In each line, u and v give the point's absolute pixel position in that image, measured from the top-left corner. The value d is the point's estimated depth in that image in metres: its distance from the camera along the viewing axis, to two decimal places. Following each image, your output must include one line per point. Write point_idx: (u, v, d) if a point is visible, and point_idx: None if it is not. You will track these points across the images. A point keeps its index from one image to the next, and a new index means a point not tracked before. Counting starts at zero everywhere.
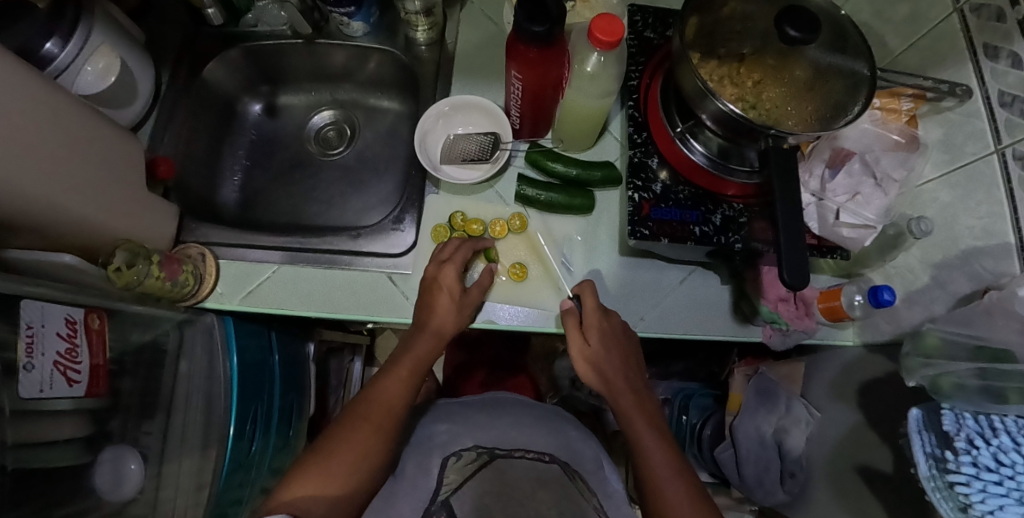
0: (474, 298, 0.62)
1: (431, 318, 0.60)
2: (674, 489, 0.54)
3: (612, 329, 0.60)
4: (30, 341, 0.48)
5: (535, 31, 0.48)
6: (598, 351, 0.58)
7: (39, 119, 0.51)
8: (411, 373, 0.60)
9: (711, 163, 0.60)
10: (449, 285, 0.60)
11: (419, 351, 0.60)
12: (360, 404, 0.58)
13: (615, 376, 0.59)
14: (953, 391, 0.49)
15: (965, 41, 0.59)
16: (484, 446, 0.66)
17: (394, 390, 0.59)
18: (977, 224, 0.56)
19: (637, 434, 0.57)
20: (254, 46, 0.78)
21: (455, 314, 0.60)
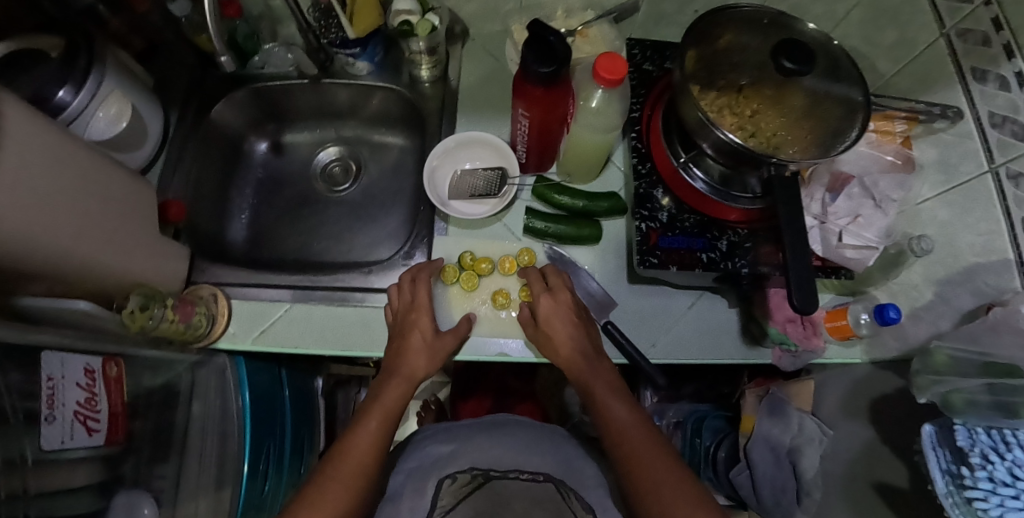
0: (451, 341, 0.63)
1: (402, 362, 0.60)
2: (661, 471, 0.49)
3: (561, 305, 0.63)
4: (51, 394, 0.48)
5: (545, 70, 0.49)
6: (551, 327, 0.62)
7: (58, 167, 0.52)
8: (383, 421, 0.56)
9: (712, 190, 0.62)
10: (422, 335, 0.62)
11: (390, 396, 0.58)
12: (332, 459, 0.52)
13: (570, 350, 0.61)
14: (966, 408, 0.51)
15: (953, 64, 0.61)
16: (478, 468, 0.61)
17: (366, 440, 0.54)
18: (977, 241, 0.57)
19: (605, 407, 0.56)
20: (261, 87, 0.80)
21: (431, 360, 0.61)
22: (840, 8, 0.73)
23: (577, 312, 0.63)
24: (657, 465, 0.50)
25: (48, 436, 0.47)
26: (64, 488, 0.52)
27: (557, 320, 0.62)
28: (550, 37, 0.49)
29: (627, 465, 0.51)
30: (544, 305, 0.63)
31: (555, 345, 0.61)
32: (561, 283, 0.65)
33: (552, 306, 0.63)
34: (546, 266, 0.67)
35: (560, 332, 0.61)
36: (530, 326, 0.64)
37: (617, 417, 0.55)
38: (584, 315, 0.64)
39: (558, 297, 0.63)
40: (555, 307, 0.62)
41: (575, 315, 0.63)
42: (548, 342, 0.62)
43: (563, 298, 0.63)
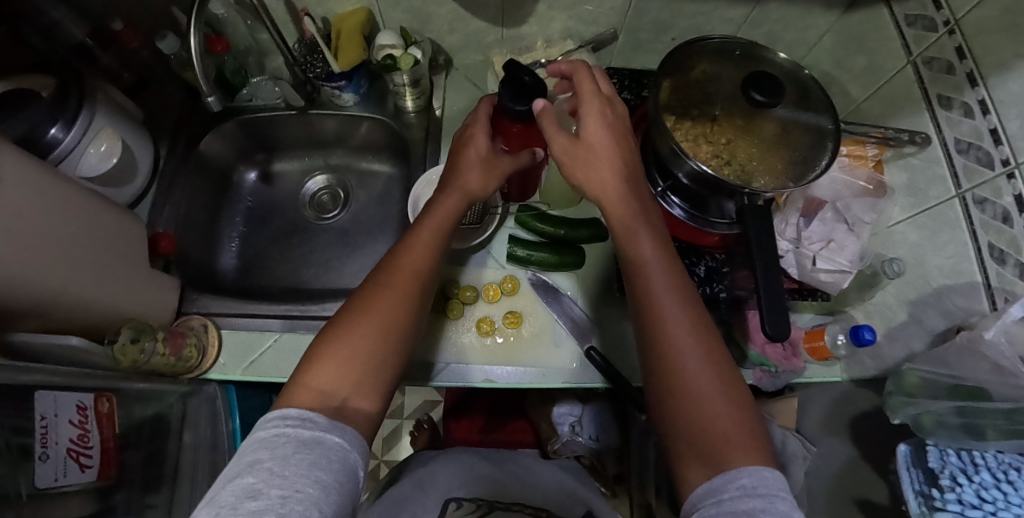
0: (505, 168, 0.57)
1: (457, 176, 0.56)
2: (707, 386, 0.43)
3: (614, 120, 0.50)
4: (44, 432, 0.49)
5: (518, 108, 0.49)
6: (592, 133, 0.48)
7: (50, 210, 0.53)
8: (434, 233, 0.53)
9: (690, 216, 0.64)
10: (475, 156, 0.56)
11: (444, 210, 0.54)
12: (382, 269, 0.51)
13: (621, 191, 0.49)
14: (936, 428, 0.54)
15: (920, 91, 0.63)
16: (483, 498, 0.71)
17: (418, 255, 0.51)
18: (946, 263, 0.59)
19: (656, 295, 0.46)
20: (250, 118, 0.81)
21: (489, 180, 0.57)
22: (812, 34, 0.76)
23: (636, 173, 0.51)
24: (708, 373, 0.43)
25: (42, 474, 0.49)
26: None
27: (600, 127, 0.49)
28: (524, 76, 0.48)
29: (665, 366, 0.44)
30: (592, 131, 0.48)
31: (601, 183, 0.49)
32: (621, 115, 0.51)
33: (601, 112, 0.49)
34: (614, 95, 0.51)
35: (602, 138, 0.49)
36: (580, 160, 0.49)
37: (670, 305, 0.45)
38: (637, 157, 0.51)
39: (612, 122, 0.49)
40: (607, 120, 0.49)
41: (631, 161, 0.50)
42: (587, 161, 0.49)
43: (616, 129, 0.49)
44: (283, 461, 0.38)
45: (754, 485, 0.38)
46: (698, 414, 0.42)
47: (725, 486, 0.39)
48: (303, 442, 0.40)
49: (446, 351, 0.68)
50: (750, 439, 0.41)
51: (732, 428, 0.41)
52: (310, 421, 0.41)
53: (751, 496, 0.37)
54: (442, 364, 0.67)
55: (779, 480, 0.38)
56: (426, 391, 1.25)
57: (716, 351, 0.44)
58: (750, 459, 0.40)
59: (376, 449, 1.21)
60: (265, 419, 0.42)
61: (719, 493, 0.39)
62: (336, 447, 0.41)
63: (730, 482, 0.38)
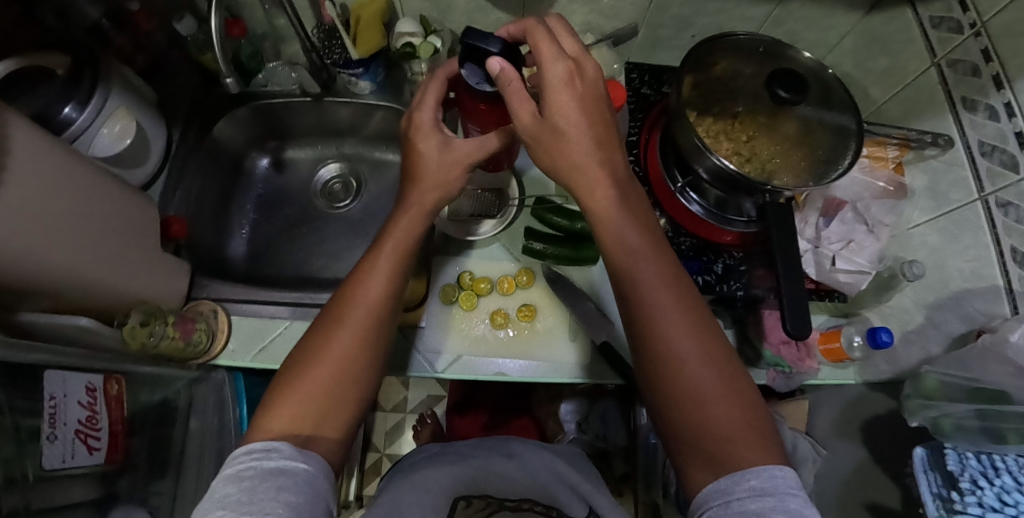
0: (469, 156, 0.50)
1: (415, 189, 0.50)
2: (711, 386, 0.42)
3: (585, 88, 0.45)
4: (53, 412, 0.48)
5: (489, 89, 0.50)
6: (559, 108, 0.44)
7: (65, 189, 0.53)
8: (394, 254, 0.48)
9: (709, 213, 0.64)
10: (429, 159, 0.49)
11: (399, 230, 0.49)
12: (337, 302, 0.47)
13: (593, 172, 0.46)
14: (953, 432, 0.53)
15: (944, 93, 0.62)
16: (493, 496, 0.65)
17: (375, 282, 0.47)
18: (966, 267, 0.58)
19: (643, 294, 0.44)
20: (264, 104, 0.80)
21: (449, 173, 0.50)
22: (833, 35, 0.75)
23: (614, 155, 0.47)
24: (708, 373, 0.42)
25: (48, 456, 0.48)
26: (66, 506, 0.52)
27: (569, 100, 0.44)
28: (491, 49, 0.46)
29: (665, 367, 0.43)
30: (561, 106, 0.44)
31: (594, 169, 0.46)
32: (592, 77, 0.45)
33: (568, 78, 0.44)
34: (579, 55, 0.46)
35: (569, 112, 0.44)
36: (553, 142, 0.45)
37: (661, 305, 0.44)
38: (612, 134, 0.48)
39: (581, 91, 0.44)
40: (577, 91, 0.44)
41: (604, 139, 0.46)
42: (557, 138, 0.45)
43: (587, 98, 0.44)
44: (250, 491, 0.37)
45: (763, 486, 0.37)
46: (695, 416, 0.42)
47: (732, 489, 0.38)
48: (270, 472, 0.38)
49: (459, 343, 0.67)
50: (757, 434, 0.41)
51: (737, 424, 0.41)
52: (276, 451, 0.40)
53: (772, 500, 0.36)
54: (455, 356, 0.67)
55: (789, 477, 0.38)
56: (430, 385, 1.24)
57: (715, 343, 0.44)
58: (759, 457, 0.39)
59: (377, 442, 1.20)
60: (233, 455, 0.40)
61: (726, 496, 0.38)
62: (305, 472, 0.39)
63: (737, 484, 0.38)
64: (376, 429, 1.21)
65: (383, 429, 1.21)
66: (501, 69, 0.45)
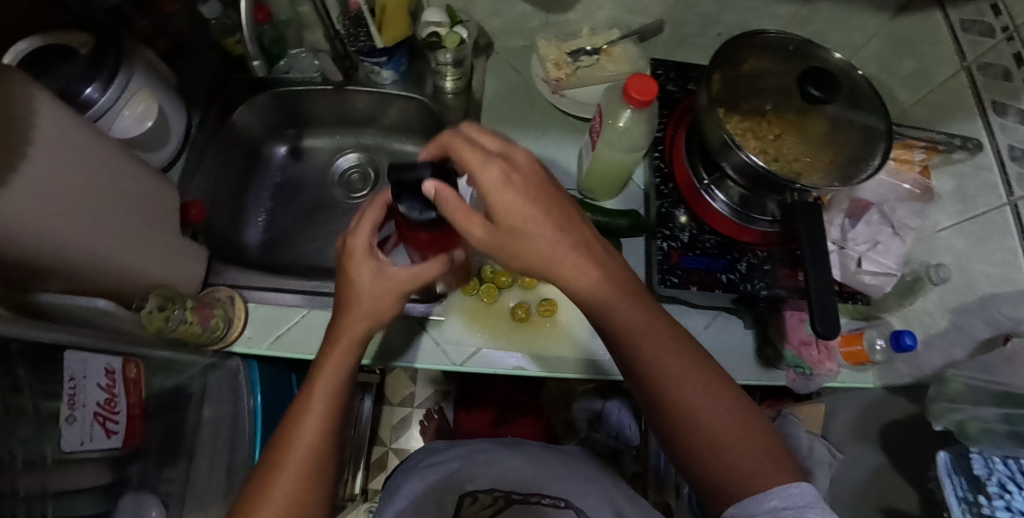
0: (404, 284, 0.46)
1: (348, 311, 0.47)
2: (722, 424, 0.43)
3: (525, 181, 0.42)
4: (73, 395, 0.48)
5: (431, 216, 0.44)
6: (514, 211, 0.41)
7: (87, 167, 0.52)
8: (347, 355, 0.47)
9: (732, 211, 0.63)
10: (364, 284, 0.46)
11: (347, 334, 0.47)
12: (288, 420, 0.45)
13: (570, 262, 0.43)
14: (980, 436, 0.51)
15: (974, 96, 0.61)
16: (501, 489, 0.64)
17: (323, 392, 0.46)
18: (993, 271, 0.57)
19: (650, 359, 0.44)
20: (285, 91, 0.80)
21: (382, 303, 0.46)
22: (859, 36, 0.75)
23: (579, 223, 0.45)
24: (718, 410, 0.43)
25: (67, 438, 0.47)
26: (78, 490, 0.51)
27: (515, 198, 0.41)
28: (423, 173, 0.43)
29: (679, 414, 0.43)
30: (509, 207, 0.41)
31: (567, 251, 0.43)
32: (525, 166, 0.43)
33: (503, 177, 0.41)
34: (507, 149, 0.44)
35: (519, 205, 0.41)
36: (508, 239, 0.42)
37: (662, 350, 0.44)
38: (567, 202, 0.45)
39: (520, 182, 0.41)
40: (517, 183, 0.41)
41: (560, 213, 0.43)
42: (523, 240, 0.42)
43: (531, 188, 0.42)
44: None
45: (785, 505, 0.39)
46: (716, 458, 0.42)
47: (755, 509, 0.40)
48: None
49: (478, 336, 0.67)
50: (774, 453, 0.42)
51: (757, 450, 0.42)
52: None
53: (796, 515, 0.38)
54: (473, 349, 0.66)
55: (808, 491, 0.39)
56: (437, 380, 1.23)
57: (716, 379, 0.45)
58: (780, 477, 0.41)
59: (383, 436, 1.19)
60: None
61: (750, 515, 0.40)
62: None
63: (759, 505, 0.40)
64: (382, 423, 1.20)
65: (389, 423, 1.20)
66: (438, 191, 0.41)
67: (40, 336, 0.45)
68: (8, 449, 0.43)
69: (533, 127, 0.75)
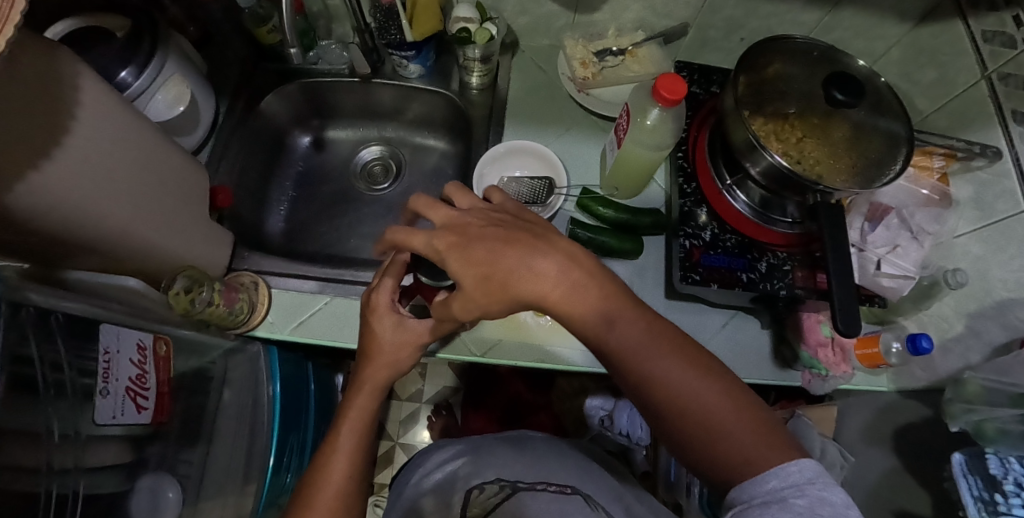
0: (423, 335, 0.49)
1: (369, 364, 0.50)
2: (722, 414, 0.40)
3: (462, 239, 0.44)
4: (107, 367, 0.48)
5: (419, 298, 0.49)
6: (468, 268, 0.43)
7: (124, 145, 0.53)
8: (372, 397, 0.50)
9: (752, 211, 0.65)
10: (384, 338, 0.50)
11: (370, 381, 0.50)
12: (316, 463, 0.49)
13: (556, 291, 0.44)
14: (998, 437, 0.52)
15: (993, 106, 0.62)
16: (507, 480, 0.65)
17: (350, 435, 0.49)
18: (1010, 277, 0.58)
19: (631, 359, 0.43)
20: (312, 82, 0.81)
21: (403, 351, 0.50)
22: (881, 45, 0.76)
23: (540, 250, 0.44)
24: (709, 401, 0.41)
25: (100, 410, 0.48)
26: (101, 466, 0.51)
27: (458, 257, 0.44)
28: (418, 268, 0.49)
29: (672, 415, 0.41)
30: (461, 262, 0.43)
31: (528, 286, 0.43)
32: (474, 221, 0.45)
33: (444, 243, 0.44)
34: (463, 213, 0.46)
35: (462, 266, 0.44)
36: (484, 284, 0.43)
37: (640, 348, 0.43)
38: (524, 230, 0.45)
39: (463, 239, 0.44)
40: (460, 242, 0.44)
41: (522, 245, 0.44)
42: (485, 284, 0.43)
43: (474, 242, 0.43)
44: None
45: (783, 484, 0.36)
46: (716, 452, 0.40)
47: (753, 493, 0.37)
48: None
49: (504, 329, 0.67)
50: (767, 431, 0.40)
51: (751, 433, 0.39)
52: None
53: (796, 493, 0.35)
54: (496, 340, 0.67)
55: (806, 468, 0.37)
56: (445, 376, 1.23)
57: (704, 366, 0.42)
58: (774, 456, 0.38)
59: (391, 431, 1.20)
60: None
61: (749, 498, 0.37)
62: None
63: (758, 488, 0.37)
64: (391, 418, 1.21)
65: (397, 418, 1.21)
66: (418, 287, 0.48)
67: (72, 307, 0.46)
68: (46, 422, 0.44)
69: (557, 124, 0.77)
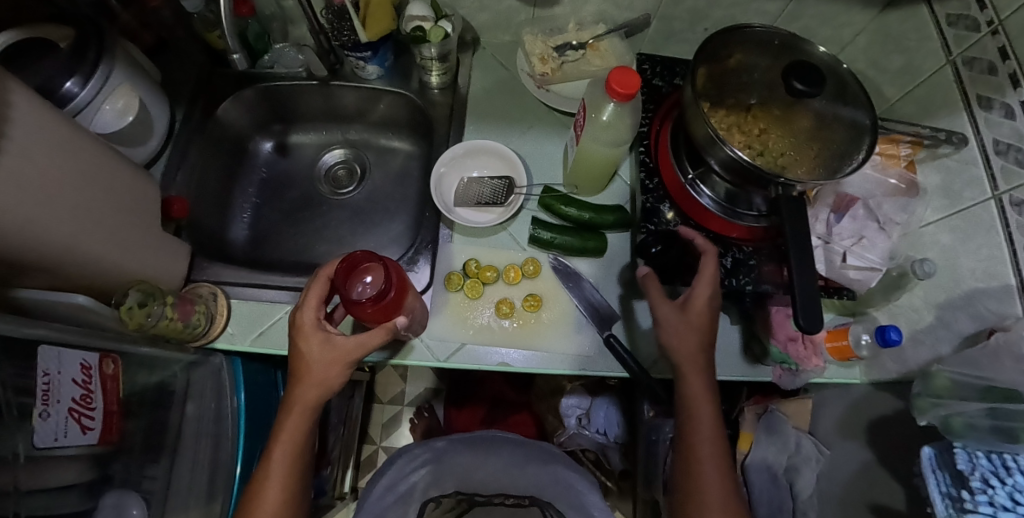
0: (350, 353, 0.51)
1: (297, 388, 0.52)
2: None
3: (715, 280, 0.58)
4: (47, 389, 0.47)
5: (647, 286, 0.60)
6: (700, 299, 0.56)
7: (63, 159, 0.51)
8: (302, 419, 0.52)
9: (718, 206, 0.63)
10: (309, 359, 0.51)
11: (301, 402, 0.52)
12: (253, 486, 0.52)
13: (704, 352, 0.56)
14: (965, 431, 0.51)
15: (959, 92, 0.60)
16: (464, 492, 0.75)
17: (279, 460, 0.52)
18: (978, 266, 0.57)
19: (699, 462, 0.53)
20: (270, 87, 0.79)
21: (332, 370, 0.51)
22: (847, 32, 0.75)
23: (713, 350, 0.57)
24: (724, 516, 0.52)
25: (41, 433, 0.46)
26: (54, 486, 0.51)
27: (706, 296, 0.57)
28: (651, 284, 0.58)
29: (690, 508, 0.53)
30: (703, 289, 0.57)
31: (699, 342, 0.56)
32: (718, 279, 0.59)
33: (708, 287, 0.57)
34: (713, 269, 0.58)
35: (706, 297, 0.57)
36: (688, 319, 0.56)
37: (710, 451, 0.54)
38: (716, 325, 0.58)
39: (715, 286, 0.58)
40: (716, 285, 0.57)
41: (695, 369, 0.56)
42: (691, 322, 0.56)
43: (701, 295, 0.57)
44: None
45: None
46: None
47: None
48: None
49: (463, 331, 0.66)
50: None
51: None
52: None
53: None
54: (458, 344, 0.65)
55: None
56: (426, 378, 1.22)
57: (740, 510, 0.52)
58: None
59: (373, 434, 1.19)
60: None
61: None
62: None
63: None
64: (373, 421, 1.20)
65: (379, 421, 1.20)
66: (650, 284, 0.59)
67: (33, 332, 0.46)
68: None
69: (519, 122, 0.75)
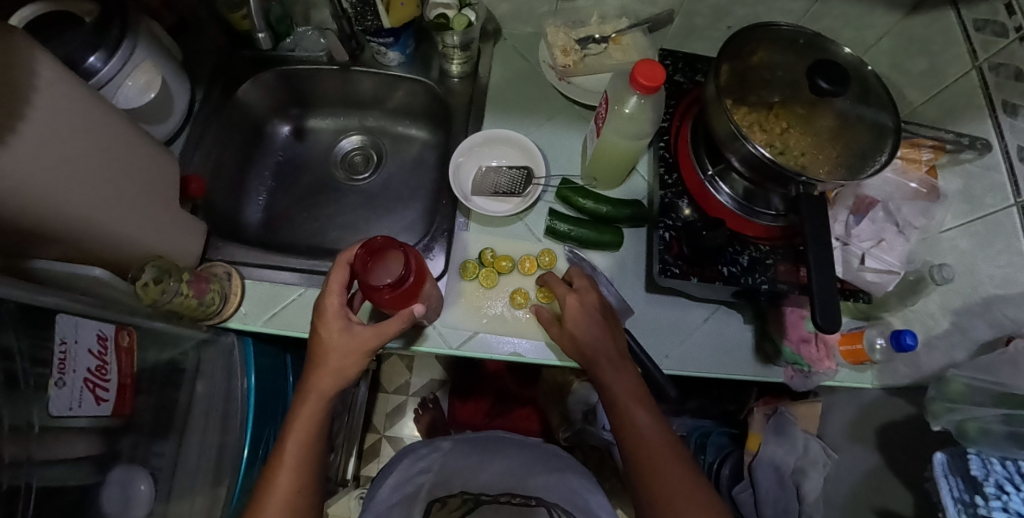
0: (369, 342, 0.51)
1: (314, 376, 0.52)
2: None
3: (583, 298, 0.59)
4: (63, 357, 0.47)
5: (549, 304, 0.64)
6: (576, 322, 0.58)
7: (85, 132, 0.51)
8: (318, 406, 0.52)
9: (735, 203, 0.63)
10: (329, 346, 0.51)
11: (318, 389, 0.52)
12: (267, 471, 0.52)
13: (600, 354, 0.56)
14: (979, 436, 0.50)
15: (983, 97, 0.60)
16: (470, 492, 0.71)
17: (294, 447, 0.52)
18: (997, 273, 0.56)
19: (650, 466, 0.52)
20: (289, 70, 0.79)
21: (349, 359, 0.51)
22: (871, 34, 0.74)
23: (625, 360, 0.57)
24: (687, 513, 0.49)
25: (57, 402, 0.46)
26: (64, 458, 0.51)
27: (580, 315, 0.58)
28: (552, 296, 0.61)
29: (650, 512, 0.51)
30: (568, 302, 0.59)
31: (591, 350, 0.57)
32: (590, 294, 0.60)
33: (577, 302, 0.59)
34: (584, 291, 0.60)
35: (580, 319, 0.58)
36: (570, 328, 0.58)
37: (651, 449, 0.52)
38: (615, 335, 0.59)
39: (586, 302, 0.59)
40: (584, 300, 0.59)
41: (633, 399, 0.55)
42: (571, 339, 0.58)
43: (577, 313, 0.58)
44: None
45: None
46: None
47: None
48: None
49: (476, 320, 0.66)
50: None
51: None
52: None
53: None
54: (470, 332, 0.65)
55: None
56: (432, 369, 1.23)
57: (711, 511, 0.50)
58: None
59: (378, 423, 1.19)
60: None
61: None
62: None
63: None
64: (377, 410, 1.20)
65: (384, 410, 1.20)
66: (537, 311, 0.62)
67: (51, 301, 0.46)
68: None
69: (538, 113, 0.75)
